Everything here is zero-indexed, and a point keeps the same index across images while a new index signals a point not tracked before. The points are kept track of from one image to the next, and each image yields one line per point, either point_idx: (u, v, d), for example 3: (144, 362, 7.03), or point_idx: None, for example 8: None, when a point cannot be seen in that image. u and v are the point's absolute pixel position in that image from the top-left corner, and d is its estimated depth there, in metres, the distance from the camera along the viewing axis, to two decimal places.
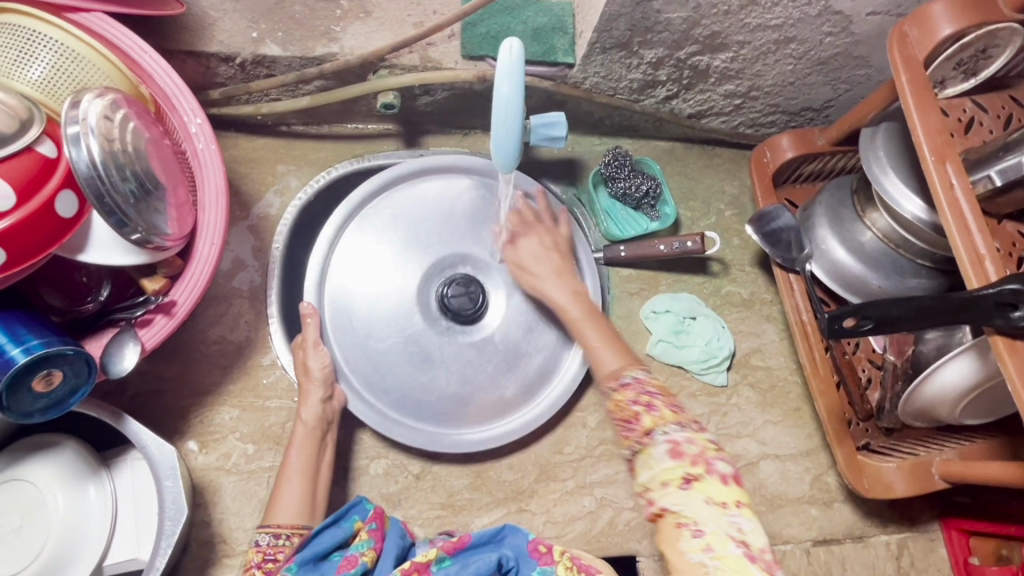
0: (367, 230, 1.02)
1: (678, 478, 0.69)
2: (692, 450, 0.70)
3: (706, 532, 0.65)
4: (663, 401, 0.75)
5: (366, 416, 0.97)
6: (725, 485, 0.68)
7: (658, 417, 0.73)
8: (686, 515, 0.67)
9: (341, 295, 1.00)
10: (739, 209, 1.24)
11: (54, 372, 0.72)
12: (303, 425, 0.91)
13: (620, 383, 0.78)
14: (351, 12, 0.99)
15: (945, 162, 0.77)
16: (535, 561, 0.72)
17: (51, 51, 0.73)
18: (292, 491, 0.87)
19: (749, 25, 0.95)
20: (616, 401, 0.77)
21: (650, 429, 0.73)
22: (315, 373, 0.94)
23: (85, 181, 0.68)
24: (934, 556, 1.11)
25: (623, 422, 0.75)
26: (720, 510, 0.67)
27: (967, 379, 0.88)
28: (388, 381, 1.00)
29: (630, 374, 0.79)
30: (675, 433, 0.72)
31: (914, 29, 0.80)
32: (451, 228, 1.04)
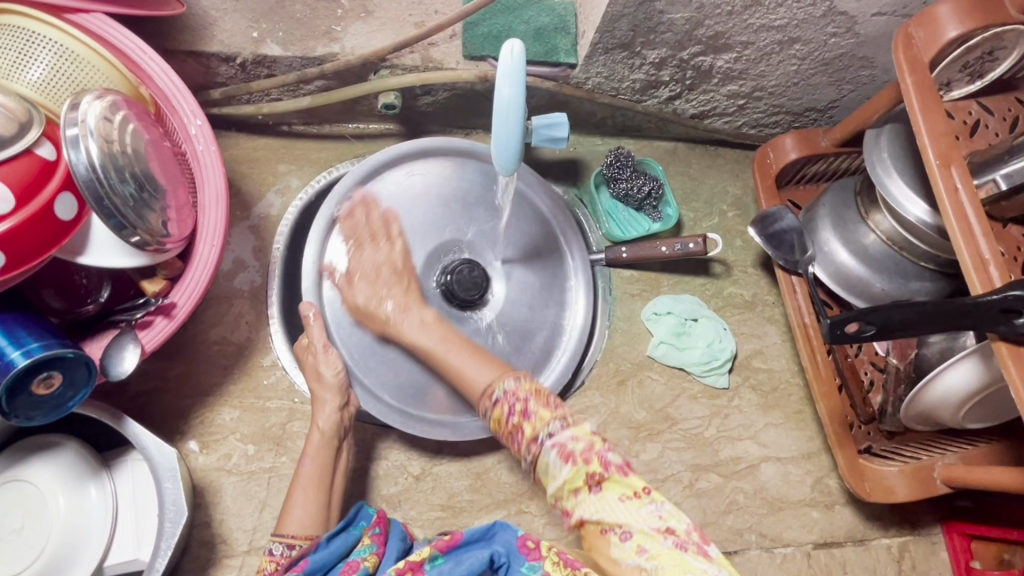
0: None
1: (584, 485, 0.71)
2: (579, 448, 0.72)
3: (634, 533, 0.68)
4: (538, 402, 0.75)
5: (385, 416, 0.97)
6: (625, 477, 0.71)
7: (537, 422, 0.74)
8: (608, 520, 0.69)
9: (338, 296, 0.99)
10: (741, 210, 1.23)
11: (54, 375, 0.71)
12: (319, 434, 0.90)
13: (493, 401, 0.78)
14: (351, 11, 0.99)
15: (951, 166, 0.76)
16: (525, 558, 0.69)
17: (50, 53, 0.73)
18: (304, 501, 0.86)
19: (752, 25, 0.94)
20: (495, 417, 0.77)
21: (535, 435, 0.74)
22: (328, 380, 0.92)
23: (84, 183, 0.68)
24: (934, 559, 1.11)
25: (510, 434, 0.76)
26: (636, 504, 0.69)
27: (970, 384, 0.87)
28: (400, 376, 1.00)
29: (501, 387, 0.78)
30: (561, 434, 0.73)
31: (920, 30, 0.79)
32: (444, 216, 1.05)
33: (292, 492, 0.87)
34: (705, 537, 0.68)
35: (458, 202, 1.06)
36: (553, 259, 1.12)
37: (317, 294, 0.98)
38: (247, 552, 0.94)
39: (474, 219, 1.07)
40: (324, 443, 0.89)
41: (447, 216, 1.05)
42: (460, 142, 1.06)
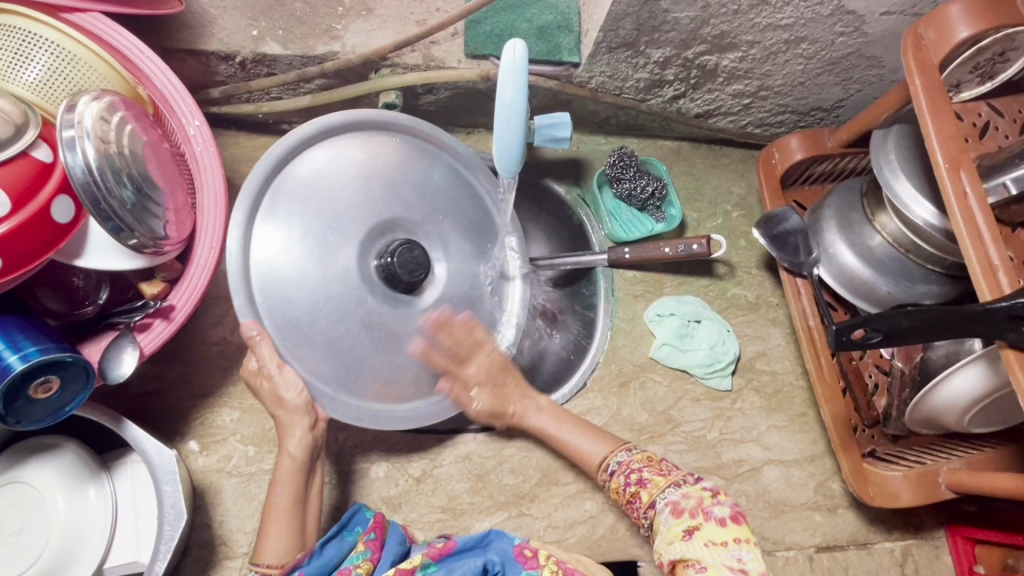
0: (281, 217, 0.79)
1: (680, 533, 0.75)
2: (689, 504, 0.77)
3: (707, 567, 0.71)
4: (651, 472, 0.83)
5: (358, 419, 0.83)
6: (723, 527, 0.74)
7: (652, 487, 0.81)
8: (689, 557, 0.73)
9: (280, 304, 0.78)
10: (745, 210, 1.22)
11: (52, 379, 0.71)
12: (289, 459, 0.82)
13: (609, 472, 0.86)
14: (352, 9, 0.98)
15: (959, 170, 0.75)
16: (521, 565, 0.78)
17: (47, 53, 0.72)
18: (278, 535, 0.79)
19: (758, 25, 0.93)
20: (614, 487, 0.85)
21: (651, 501, 0.80)
22: (289, 403, 0.80)
23: (81, 186, 0.67)
24: (938, 563, 1.10)
25: (629, 503, 0.83)
26: (720, 548, 0.72)
27: (975, 390, 0.86)
28: (364, 377, 0.83)
29: (621, 454, 0.87)
30: (672, 495, 0.79)
31: (930, 30, 0.78)
32: (371, 196, 0.82)
33: (265, 523, 0.80)
34: None
35: (381, 178, 0.84)
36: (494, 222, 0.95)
37: (255, 307, 0.78)
38: (247, 554, 0.94)
39: (401, 195, 0.85)
40: (295, 469, 0.82)
41: (370, 193, 0.82)
42: (371, 113, 0.84)
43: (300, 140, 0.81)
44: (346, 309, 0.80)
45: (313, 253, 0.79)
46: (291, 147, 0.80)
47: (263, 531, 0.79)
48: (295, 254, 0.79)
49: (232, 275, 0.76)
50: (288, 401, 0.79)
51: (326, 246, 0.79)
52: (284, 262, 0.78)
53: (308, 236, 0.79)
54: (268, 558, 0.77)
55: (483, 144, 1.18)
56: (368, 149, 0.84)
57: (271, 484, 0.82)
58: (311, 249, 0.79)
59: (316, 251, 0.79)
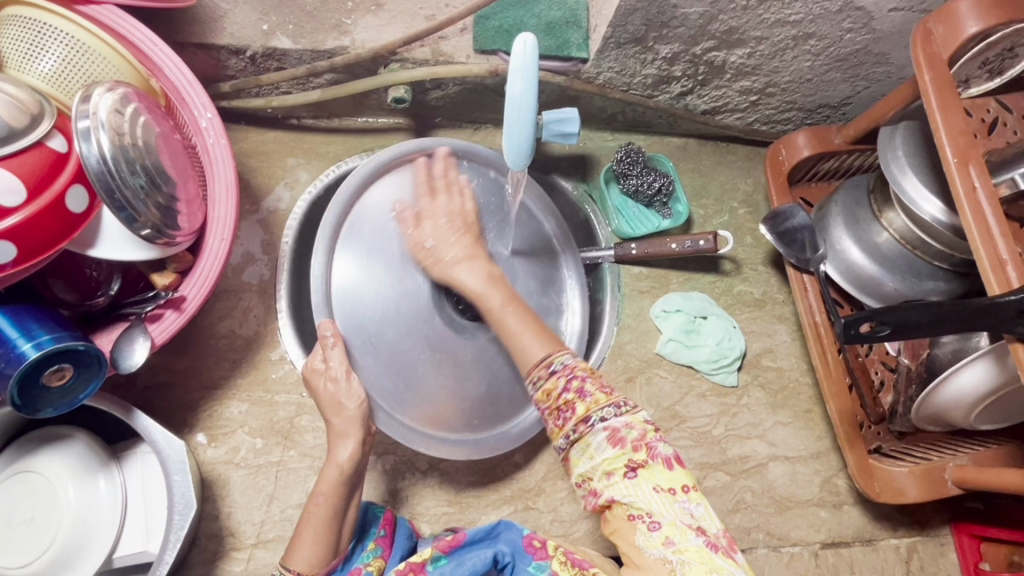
0: (365, 234, 0.86)
1: (622, 467, 0.68)
2: (632, 436, 0.69)
3: (663, 525, 0.66)
4: (594, 384, 0.72)
5: (410, 440, 0.88)
6: (670, 470, 0.69)
7: (591, 403, 0.70)
8: (639, 507, 0.67)
9: (355, 314, 0.85)
10: (752, 207, 1.22)
11: (65, 367, 0.72)
12: (336, 471, 0.79)
13: (548, 372, 0.73)
14: (362, 4, 0.98)
15: (968, 165, 0.75)
16: (531, 555, 0.78)
17: (62, 45, 0.73)
18: (311, 546, 0.76)
19: (767, 21, 0.93)
20: (546, 389, 0.72)
21: (586, 416, 0.70)
22: (348, 412, 0.80)
23: (95, 175, 0.68)
24: (943, 560, 1.10)
25: (556, 410, 0.72)
26: (670, 497, 0.68)
27: (981, 386, 0.86)
28: (422, 398, 0.89)
29: (559, 360, 0.73)
30: (612, 418, 0.70)
31: (939, 26, 0.78)
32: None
33: (299, 530, 0.78)
34: (734, 541, 0.68)
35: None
36: (527, 222, 1.03)
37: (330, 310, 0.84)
38: (254, 546, 0.94)
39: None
40: (341, 483, 0.79)
41: None
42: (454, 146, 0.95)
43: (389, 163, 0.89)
44: (416, 327, 0.87)
45: (392, 272, 0.86)
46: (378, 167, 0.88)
47: (295, 536, 0.77)
48: (375, 270, 0.86)
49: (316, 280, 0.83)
50: (348, 409, 0.80)
51: (405, 264, 0.87)
52: (365, 278, 0.85)
53: (389, 253, 0.86)
54: (297, 565, 0.75)
55: (491, 139, 1.18)
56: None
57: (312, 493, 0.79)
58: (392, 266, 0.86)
59: (396, 269, 0.86)
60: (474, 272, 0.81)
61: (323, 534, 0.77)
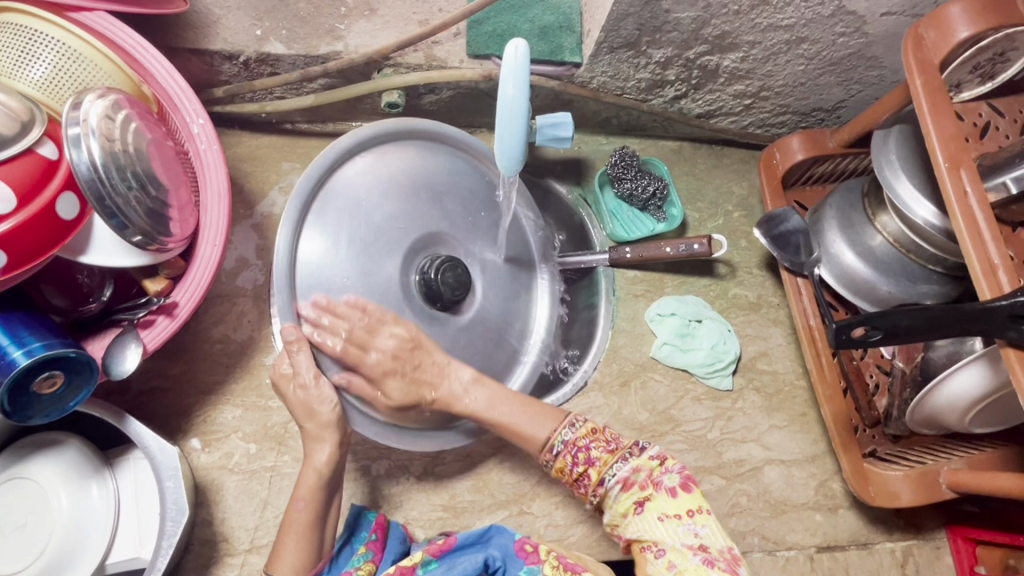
0: (329, 222, 0.80)
1: (631, 506, 0.75)
2: (640, 478, 0.75)
3: (667, 551, 0.72)
4: (599, 444, 0.78)
5: (382, 437, 0.86)
6: (676, 498, 0.74)
7: (601, 464, 0.76)
8: (647, 538, 0.73)
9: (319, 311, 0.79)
10: (747, 210, 1.22)
11: (56, 375, 0.71)
12: (315, 475, 0.80)
13: (554, 454, 0.78)
14: (355, 9, 0.98)
15: (960, 169, 0.75)
16: (522, 560, 0.79)
17: (54, 52, 0.73)
18: (294, 548, 0.77)
19: (759, 25, 0.93)
20: (559, 468, 0.79)
21: (600, 478, 0.76)
22: (320, 417, 0.79)
23: (85, 182, 0.67)
24: (938, 564, 1.10)
25: (575, 480, 0.79)
26: (675, 522, 0.73)
27: (976, 390, 0.86)
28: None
29: (567, 429, 0.79)
30: (622, 469, 0.76)
31: (930, 31, 0.78)
32: (416, 207, 0.86)
33: (282, 534, 0.78)
34: (737, 558, 0.71)
35: (427, 191, 0.88)
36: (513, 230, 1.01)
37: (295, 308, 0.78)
38: (248, 551, 0.94)
39: (446, 209, 0.90)
40: (319, 485, 0.80)
41: (416, 208, 0.86)
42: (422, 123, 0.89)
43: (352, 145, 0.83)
44: None
45: (360, 262, 0.81)
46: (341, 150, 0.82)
47: (278, 542, 0.78)
48: (341, 261, 0.80)
49: (278, 275, 0.76)
50: (321, 414, 0.79)
51: (373, 255, 0.82)
52: (332, 268, 0.80)
53: (354, 241, 0.81)
54: (281, 571, 0.76)
55: (485, 143, 1.18)
56: (415, 159, 0.88)
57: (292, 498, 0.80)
58: (358, 256, 0.81)
59: (362, 259, 0.81)
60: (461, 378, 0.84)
61: (307, 540, 0.78)
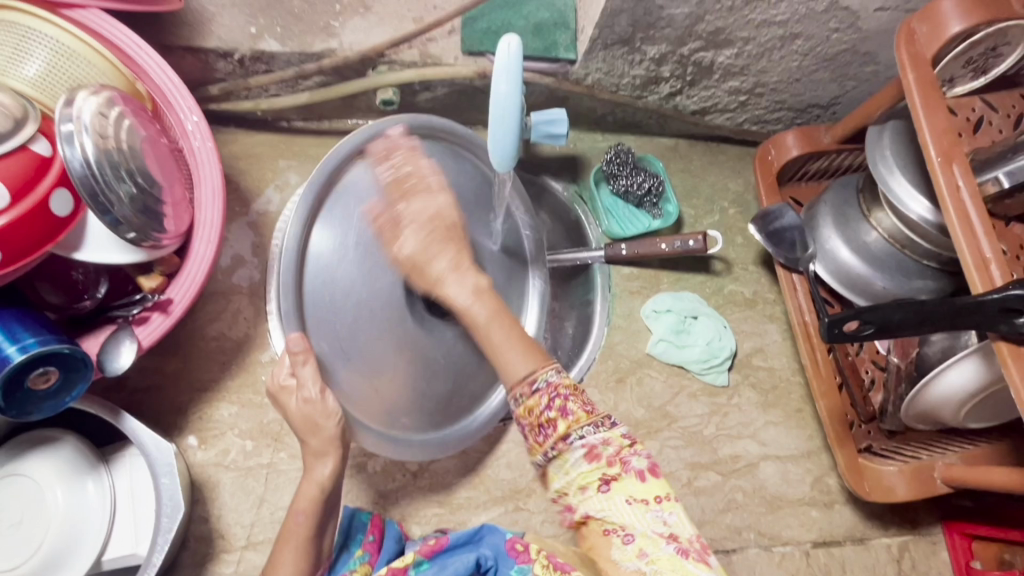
0: (338, 225, 0.77)
1: (596, 482, 0.66)
2: (609, 451, 0.67)
3: (636, 536, 0.64)
4: (576, 401, 0.69)
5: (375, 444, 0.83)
6: (643, 482, 0.66)
7: (573, 420, 0.67)
8: (613, 521, 0.65)
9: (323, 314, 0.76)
10: (742, 206, 1.23)
11: (51, 371, 0.72)
12: (315, 488, 0.78)
13: (532, 389, 0.70)
14: (350, 7, 0.98)
15: (952, 164, 0.75)
16: (514, 559, 0.74)
17: (47, 49, 0.73)
18: (292, 561, 0.75)
19: (753, 21, 0.93)
20: (527, 406, 0.69)
21: (565, 434, 0.67)
22: (324, 432, 0.76)
23: (79, 179, 0.68)
24: (935, 559, 1.10)
25: (537, 426, 0.69)
26: (642, 508, 0.65)
27: (969, 383, 0.86)
28: (388, 395, 0.83)
29: (542, 377, 0.70)
30: (592, 436, 0.67)
31: (923, 26, 0.79)
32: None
33: (278, 548, 0.76)
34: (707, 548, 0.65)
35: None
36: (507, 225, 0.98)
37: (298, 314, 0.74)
38: (245, 548, 0.94)
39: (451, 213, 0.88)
40: (318, 498, 0.78)
41: (420, 209, 0.84)
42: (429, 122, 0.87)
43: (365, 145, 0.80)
44: (386, 325, 0.81)
45: (365, 265, 0.79)
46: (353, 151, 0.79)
47: (273, 556, 0.75)
48: (347, 263, 0.77)
49: (284, 276, 0.73)
50: (324, 429, 0.75)
51: (378, 257, 0.80)
52: (338, 270, 0.77)
53: (362, 245, 0.78)
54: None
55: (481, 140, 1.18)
56: (424, 163, 0.87)
57: (291, 510, 0.78)
58: (363, 258, 0.79)
59: (368, 262, 0.79)
60: (464, 288, 0.78)
61: (305, 550, 0.76)
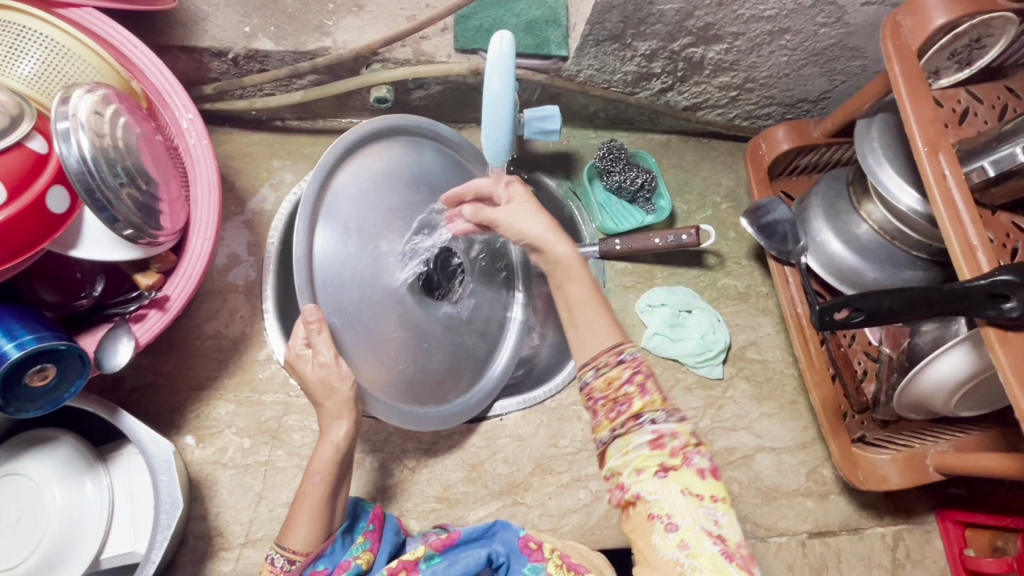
0: (341, 212, 0.79)
1: (654, 466, 0.67)
2: (674, 443, 0.68)
3: (680, 528, 0.65)
4: (656, 383, 0.70)
5: (390, 416, 0.84)
6: (703, 479, 0.67)
7: (648, 402, 0.69)
8: (660, 506, 0.66)
9: (334, 294, 0.77)
10: (735, 201, 1.24)
11: (48, 367, 0.72)
12: (332, 449, 0.79)
13: (616, 360, 0.71)
14: (343, 6, 0.99)
15: (938, 153, 0.76)
16: (526, 557, 0.80)
17: (42, 47, 0.73)
18: (306, 522, 0.77)
19: (742, 16, 0.94)
20: (608, 377, 0.70)
21: (639, 413, 0.69)
22: (340, 395, 0.76)
23: (75, 175, 0.68)
24: (929, 547, 1.11)
25: (612, 402, 0.70)
26: (696, 502, 0.66)
27: (961, 371, 0.87)
28: (394, 371, 0.85)
29: (628, 351, 0.71)
30: (661, 422, 0.68)
31: (908, 18, 0.80)
32: (415, 199, 0.88)
33: (294, 510, 0.78)
34: (752, 558, 0.65)
35: (427, 187, 0.90)
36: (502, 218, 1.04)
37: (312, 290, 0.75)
38: (243, 545, 0.94)
39: (443, 203, 0.92)
40: (336, 460, 0.79)
41: (412, 199, 0.88)
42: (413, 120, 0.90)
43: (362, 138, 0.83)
44: (388, 305, 0.84)
45: (367, 250, 0.81)
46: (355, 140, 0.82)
47: (290, 515, 0.78)
48: (351, 249, 0.79)
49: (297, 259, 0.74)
50: (343, 391, 0.76)
51: (379, 242, 0.83)
52: (343, 254, 0.78)
53: (364, 231, 0.81)
54: (294, 543, 0.76)
55: (475, 138, 1.20)
56: (411, 155, 0.90)
57: (307, 473, 0.79)
58: (365, 244, 0.81)
59: (370, 246, 0.82)
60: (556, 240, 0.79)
61: (321, 511, 0.77)
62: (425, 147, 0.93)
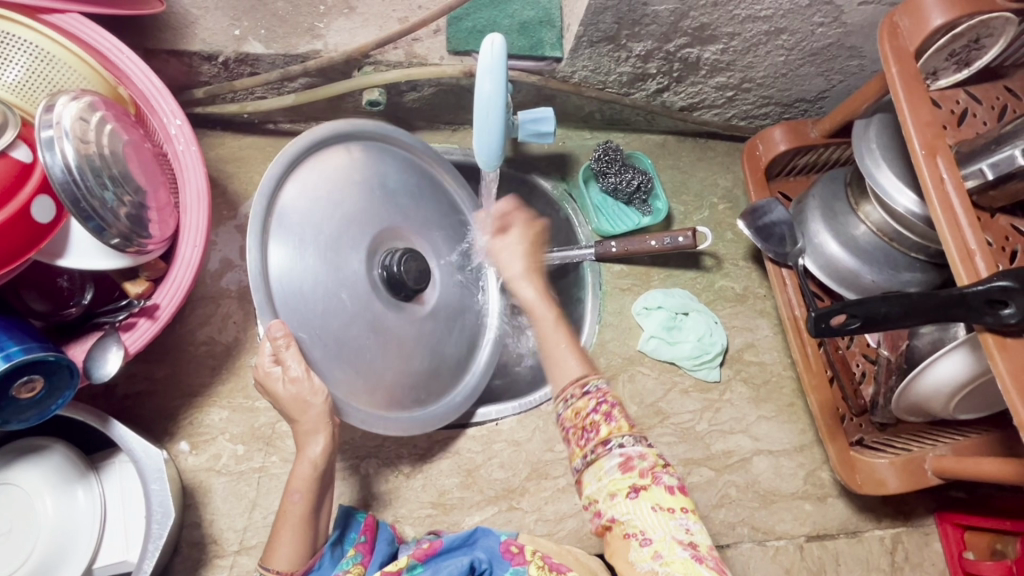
0: (295, 223, 0.77)
1: (625, 488, 0.69)
2: (642, 464, 0.70)
3: (654, 540, 0.66)
4: (621, 411, 0.75)
5: (369, 423, 0.83)
6: (672, 494, 0.69)
7: (614, 427, 0.73)
8: (634, 524, 0.68)
9: (294, 307, 0.75)
10: (732, 201, 1.23)
11: (36, 379, 0.71)
12: (309, 466, 0.77)
13: (582, 391, 0.77)
14: (334, 7, 0.98)
15: (935, 156, 0.76)
16: (508, 561, 0.80)
17: (27, 55, 0.73)
18: (290, 542, 0.76)
19: (737, 16, 0.93)
20: (576, 408, 0.76)
21: (606, 439, 0.73)
22: (313, 410, 0.75)
23: (61, 185, 0.67)
24: (928, 550, 1.11)
25: (581, 429, 0.75)
26: (667, 515, 0.68)
27: (961, 375, 0.86)
28: (369, 379, 0.83)
29: (592, 382, 0.77)
30: (630, 446, 0.72)
31: (905, 19, 0.79)
32: (372, 203, 0.85)
33: (277, 528, 0.77)
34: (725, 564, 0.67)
35: (380, 189, 0.87)
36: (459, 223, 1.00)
37: (272, 305, 0.73)
38: (238, 552, 0.93)
39: (399, 205, 0.89)
40: (313, 477, 0.78)
41: (371, 203, 0.85)
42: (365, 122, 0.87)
43: (310, 144, 0.80)
44: (357, 313, 0.81)
45: (326, 259, 0.78)
46: (303, 148, 0.79)
47: (273, 536, 0.77)
48: (308, 259, 0.77)
49: (253, 274, 0.72)
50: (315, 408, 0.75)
51: (339, 251, 0.80)
52: (302, 266, 0.76)
53: (320, 239, 0.78)
54: (278, 564, 0.75)
55: (469, 140, 1.19)
56: (366, 157, 0.87)
57: (286, 491, 0.78)
58: (324, 253, 0.78)
59: (328, 255, 0.79)
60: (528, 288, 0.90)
61: (303, 531, 0.77)
62: (381, 149, 0.90)
